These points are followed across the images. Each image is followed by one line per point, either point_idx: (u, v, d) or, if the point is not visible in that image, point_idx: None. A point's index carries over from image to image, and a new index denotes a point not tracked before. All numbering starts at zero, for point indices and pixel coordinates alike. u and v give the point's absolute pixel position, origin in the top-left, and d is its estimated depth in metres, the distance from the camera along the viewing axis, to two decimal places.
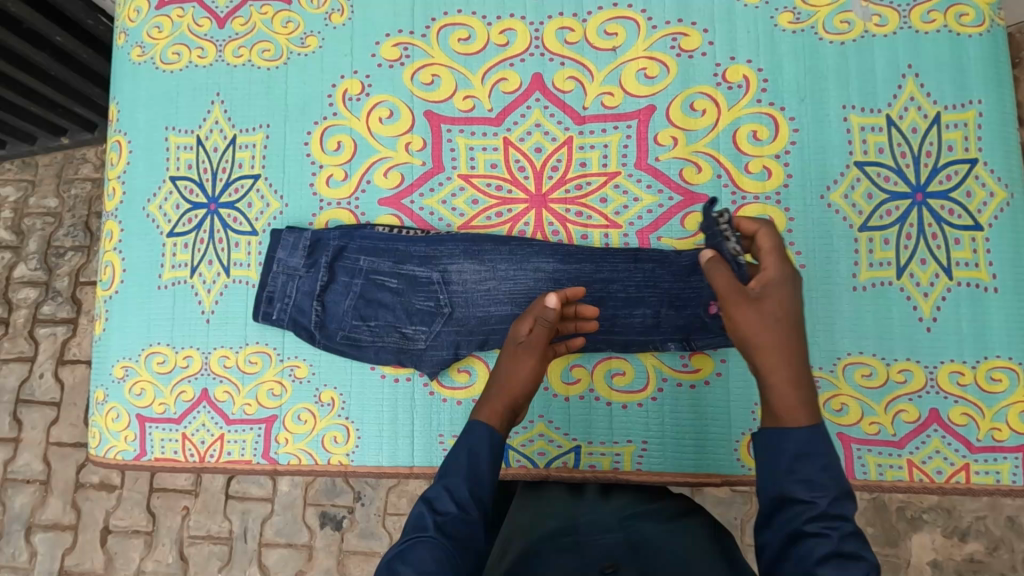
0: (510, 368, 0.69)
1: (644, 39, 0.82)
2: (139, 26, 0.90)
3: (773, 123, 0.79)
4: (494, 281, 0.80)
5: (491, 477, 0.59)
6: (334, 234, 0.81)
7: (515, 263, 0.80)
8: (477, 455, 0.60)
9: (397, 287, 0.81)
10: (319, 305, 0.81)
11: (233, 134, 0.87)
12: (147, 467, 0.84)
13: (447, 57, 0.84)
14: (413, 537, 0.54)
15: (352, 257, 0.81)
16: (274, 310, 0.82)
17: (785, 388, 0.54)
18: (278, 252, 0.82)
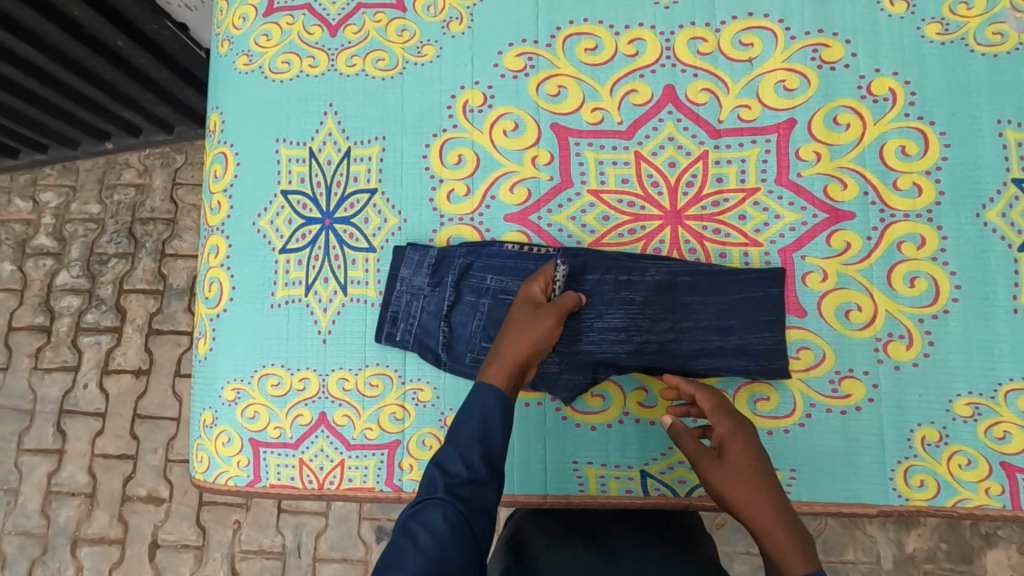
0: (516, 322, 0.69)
1: (783, 50, 0.79)
2: (245, 33, 0.87)
3: (922, 138, 0.75)
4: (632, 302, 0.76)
5: (504, 447, 0.61)
6: (459, 252, 0.79)
7: (656, 284, 0.76)
8: (489, 422, 0.62)
9: None
10: (446, 325, 0.78)
11: (347, 146, 0.84)
12: (261, 494, 0.80)
13: (574, 68, 0.81)
14: (427, 497, 0.57)
15: (478, 275, 0.78)
16: (398, 331, 0.79)
17: (779, 534, 0.59)
18: (401, 270, 0.80)
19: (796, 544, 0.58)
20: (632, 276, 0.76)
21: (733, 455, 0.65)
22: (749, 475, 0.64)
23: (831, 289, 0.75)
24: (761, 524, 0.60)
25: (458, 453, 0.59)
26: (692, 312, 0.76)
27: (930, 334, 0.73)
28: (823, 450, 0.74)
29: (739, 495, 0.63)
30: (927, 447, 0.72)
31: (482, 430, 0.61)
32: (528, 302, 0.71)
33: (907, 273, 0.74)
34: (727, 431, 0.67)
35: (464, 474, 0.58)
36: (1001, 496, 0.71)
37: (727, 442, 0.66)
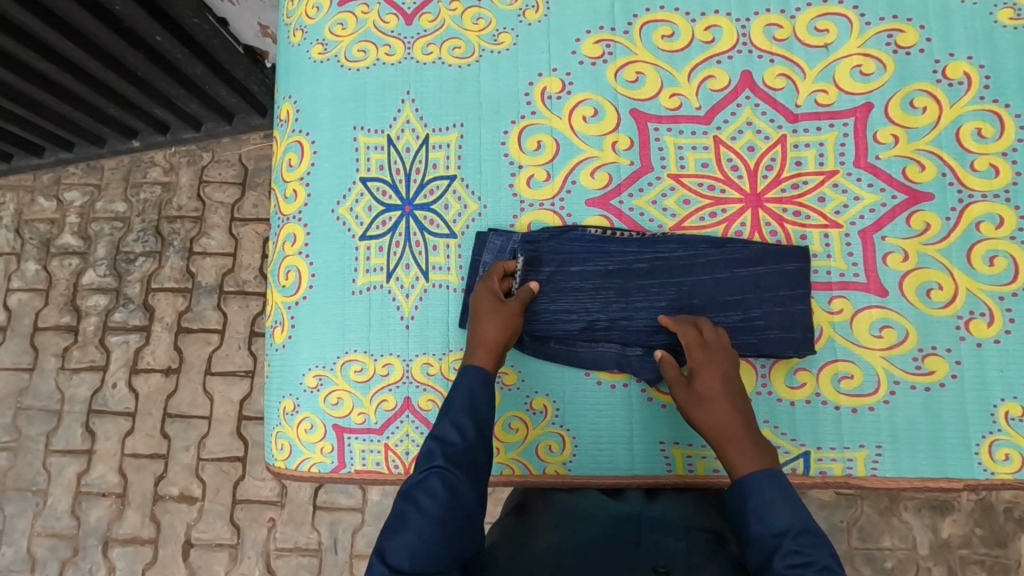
0: (478, 311, 0.74)
1: (858, 36, 0.80)
2: (319, 23, 0.88)
3: (997, 120, 0.77)
4: (713, 285, 0.78)
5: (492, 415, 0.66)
6: (544, 238, 0.80)
7: (738, 266, 0.77)
8: (476, 397, 0.67)
9: (609, 296, 0.79)
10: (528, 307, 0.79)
11: (425, 133, 0.84)
12: (347, 480, 0.81)
13: (651, 55, 0.82)
14: (425, 466, 0.62)
15: (558, 260, 0.79)
16: None
17: (736, 449, 0.65)
18: (484, 255, 0.81)
19: (751, 454, 0.64)
20: (716, 262, 0.78)
21: (705, 379, 0.69)
22: (718, 398, 0.68)
23: (912, 269, 0.77)
24: (727, 440, 0.66)
25: (453, 424, 0.64)
26: (776, 293, 0.77)
27: (1010, 311, 0.75)
28: (908, 426, 0.75)
29: (707, 415, 0.67)
30: (1010, 422, 0.74)
31: (471, 401, 0.66)
32: (491, 294, 0.75)
33: (986, 252, 0.76)
34: (701, 359, 0.70)
35: (458, 442, 0.63)
36: None
37: (699, 369, 0.70)
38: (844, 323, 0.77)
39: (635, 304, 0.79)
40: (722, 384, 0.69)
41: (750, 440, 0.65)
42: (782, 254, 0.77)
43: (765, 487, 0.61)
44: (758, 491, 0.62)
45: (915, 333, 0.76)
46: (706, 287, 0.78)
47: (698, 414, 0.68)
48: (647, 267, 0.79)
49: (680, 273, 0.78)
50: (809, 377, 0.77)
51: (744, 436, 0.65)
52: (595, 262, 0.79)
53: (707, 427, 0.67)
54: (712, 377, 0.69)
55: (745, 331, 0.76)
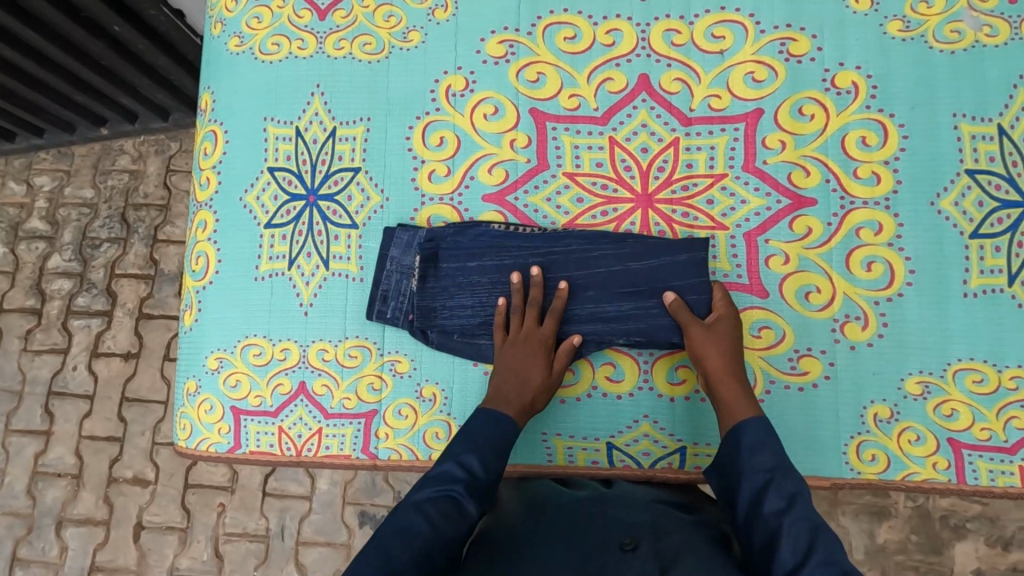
0: (529, 372, 0.76)
1: (752, 43, 0.82)
2: (238, 16, 0.90)
3: (881, 129, 0.79)
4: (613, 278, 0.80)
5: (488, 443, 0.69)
6: (448, 232, 0.82)
7: (634, 260, 0.79)
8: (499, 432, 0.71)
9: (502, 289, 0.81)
10: (429, 302, 0.81)
11: (333, 126, 0.87)
12: (242, 460, 0.83)
13: (553, 56, 0.85)
14: (443, 489, 0.65)
15: (460, 256, 0.81)
16: (388, 309, 0.82)
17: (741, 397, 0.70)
18: (391, 250, 0.83)
19: (748, 400, 0.70)
20: (611, 255, 0.80)
21: (724, 327, 0.75)
22: (729, 349, 0.74)
23: (792, 271, 0.79)
24: (733, 392, 0.71)
25: (480, 459, 0.68)
26: (679, 282, 0.78)
27: (884, 316, 0.77)
28: (782, 425, 0.77)
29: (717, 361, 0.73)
30: (879, 423, 0.76)
31: (503, 447, 0.70)
32: (540, 349, 0.77)
33: (864, 257, 0.78)
34: (725, 313, 0.76)
35: (484, 478, 0.67)
36: (948, 471, 0.74)
37: (720, 319, 0.75)
38: None
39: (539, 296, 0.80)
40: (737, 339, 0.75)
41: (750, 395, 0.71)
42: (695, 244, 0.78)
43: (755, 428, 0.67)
44: (749, 433, 0.67)
45: (792, 334, 0.78)
46: (600, 280, 0.80)
47: (706, 354, 0.73)
48: (545, 261, 0.80)
49: (579, 267, 0.80)
50: (689, 374, 0.79)
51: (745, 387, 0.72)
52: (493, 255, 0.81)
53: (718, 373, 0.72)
54: (732, 330, 0.75)
55: (643, 317, 0.79)
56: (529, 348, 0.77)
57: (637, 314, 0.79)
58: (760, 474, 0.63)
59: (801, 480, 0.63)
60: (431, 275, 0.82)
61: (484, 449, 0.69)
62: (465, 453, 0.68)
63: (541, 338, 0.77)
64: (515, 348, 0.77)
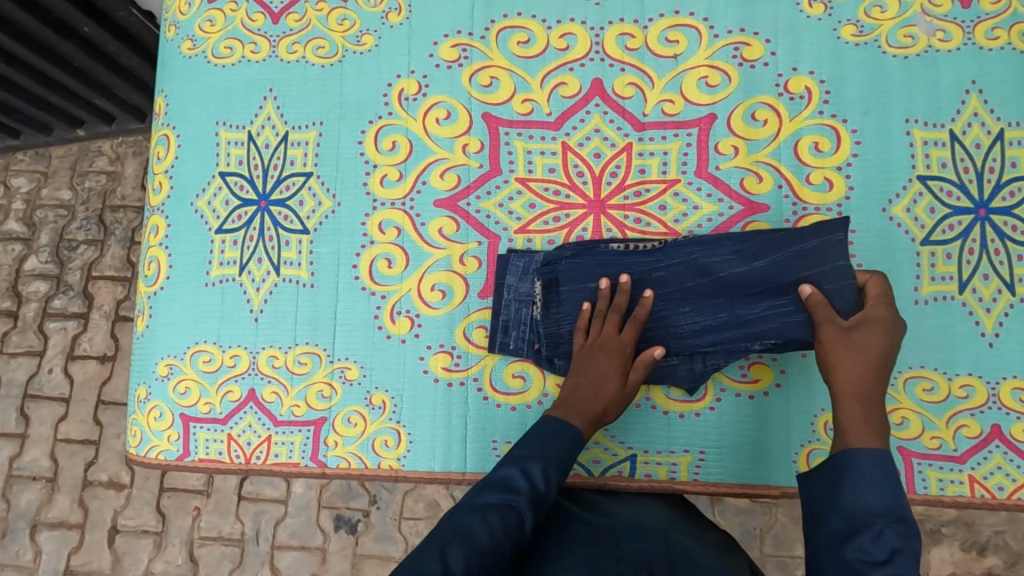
0: (600, 379, 0.71)
1: (706, 48, 0.82)
2: (191, 19, 0.89)
3: (835, 135, 0.78)
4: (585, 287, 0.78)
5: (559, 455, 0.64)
6: (567, 251, 0.78)
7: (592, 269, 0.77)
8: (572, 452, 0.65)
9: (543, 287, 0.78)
10: (555, 329, 0.78)
11: (285, 131, 0.86)
12: (190, 468, 0.82)
13: (507, 60, 0.84)
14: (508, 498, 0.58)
15: (578, 277, 0.77)
16: (511, 340, 0.78)
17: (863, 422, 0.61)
18: (508, 278, 0.79)
19: (869, 426, 0.61)
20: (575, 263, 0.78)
21: (875, 339, 0.66)
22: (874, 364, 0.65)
23: None
24: (858, 417, 0.62)
25: (543, 468, 0.61)
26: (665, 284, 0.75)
27: None
28: (731, 432, 0.77)
29: (854, 376, 0.64)
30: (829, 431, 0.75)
31: (566, 461, 0.64)
32: (619, 356, 0.72)
33: None
34: (875, 318, 0.67)
35: (546, 489, 0.60)
36: (898, 480, 0.73)
37: (869, 325, 0.67)
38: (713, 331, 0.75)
39: (666, 312, 0.75)
40: (880, 352, 0.65)
41: (876, 421, 0.62)
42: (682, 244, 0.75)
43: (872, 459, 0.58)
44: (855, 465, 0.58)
45: None
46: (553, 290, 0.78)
47: (836, 362, 0.65)
48: (667, 275, 0.75)
49: (701, 275, 0.74)
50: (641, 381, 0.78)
51: (874, 411, 0.62)
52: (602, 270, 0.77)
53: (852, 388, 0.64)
54: (877, 340, 0.66)
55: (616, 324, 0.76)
56: (609, 358, 0.72)
57: (768, 316, 0.72)
58: (857, 517, 0.55)
59: (909, 534, 0.53)
60: (551, 303, 0.78)
61: (553, 460, 0.63)
62: (529, 460, 0.62)
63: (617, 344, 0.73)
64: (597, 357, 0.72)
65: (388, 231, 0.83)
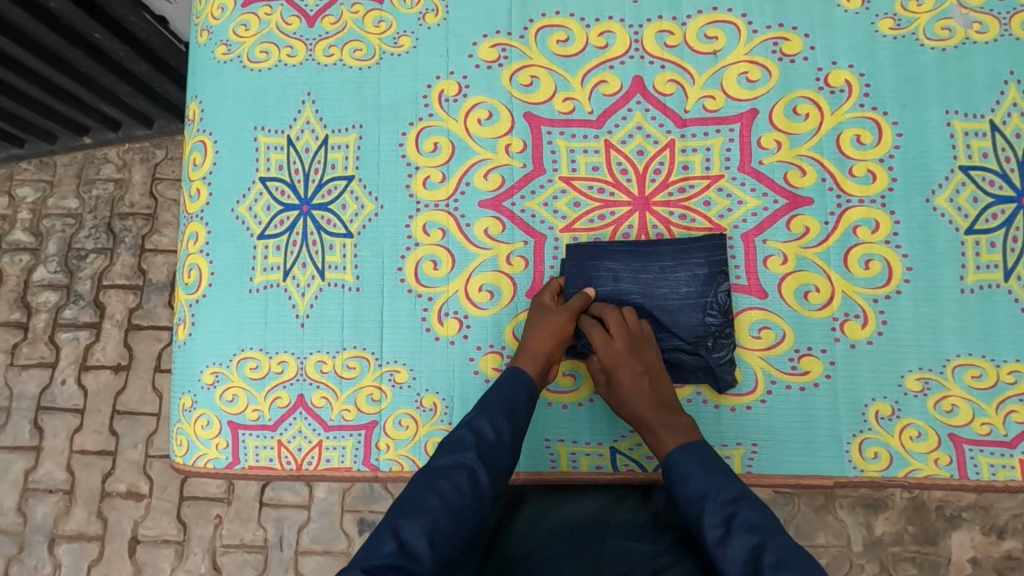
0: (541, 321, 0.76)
1: (745, 43, 0.82)
2: (223, 24, 0.89)
3: (876, 127, 0.79)
4: (650, 282, 0.79)
5: (507, 410, 0.69)
6: (629, 249, 0.79)
7: (645, 265, 0.79)
8: (517, 402, 0.70)
9: (615, 276, 0.79)
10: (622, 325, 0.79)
11: (325, 134, 0.86)
12: (240, 475, 0.82)
13: (546, 59, 0.84)
14: (457, 457, 0.64)
15: (636, 274, 0.79)
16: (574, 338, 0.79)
17: (662, 433, 0.70)
18: (573, 272, 0.80)
19: (664, 431, 0.70)
20: (632, 257, 0.79)
21: (623, 377, 0.73)
22: (641, 391, 0.72)
23: (791, 272, 0.79)
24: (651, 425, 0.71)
25: (490, 421, 0.68)
26: (699, 281, 0.78)
27: (883, 313, 0.77)
28: (783, 425, 0.77)
29: (629, 409, 0.73)
30: (880, 421, 0.76)
31: (514, 407, 0.70)
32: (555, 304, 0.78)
33: (862, 256, 0.78)
34: (608, 358, 0.73)
35: (495, 440, 0.67)
36: (950, 466, 0.74)
37: (615, 366, 0.73)
38: (762, 324, 0.78)
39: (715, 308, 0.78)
40: (623, 381, 0.73)
41: (674, 424, 0.71)
42: (690, 249, 0.79)
43: (687, 457, 0.67)
44: (677, 464, 0.67)
45: (791, 334, 0.78)
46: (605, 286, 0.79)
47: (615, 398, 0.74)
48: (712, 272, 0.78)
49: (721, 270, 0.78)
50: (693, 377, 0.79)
51: (669, 421, 0.71)
52: (673, 258, 0.79)
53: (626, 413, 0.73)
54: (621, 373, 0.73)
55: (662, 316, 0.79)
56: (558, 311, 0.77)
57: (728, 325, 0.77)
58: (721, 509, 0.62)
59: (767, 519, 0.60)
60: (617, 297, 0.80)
61: (497, 414, 0.68)
62: (477, 418, 0.68)
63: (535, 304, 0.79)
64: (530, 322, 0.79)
65: (433, 233, 0.83)
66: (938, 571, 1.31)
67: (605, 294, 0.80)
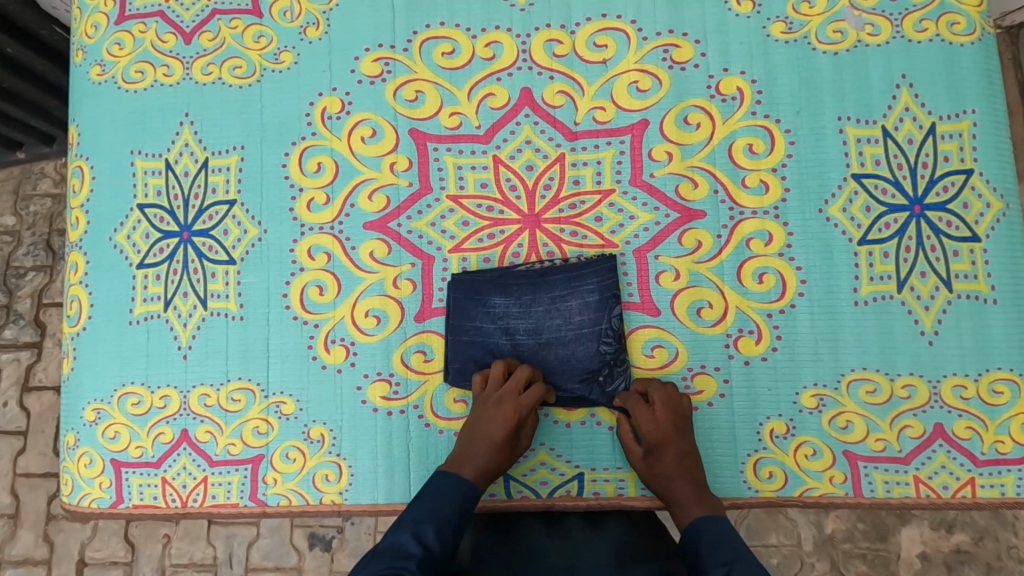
0: (490, 425, 0.71)
1: (635, 52, 0.79)
2: (98, 43, 0.85)
3: (768, 136, 0.77)
4: (540, 313, 0.77)
5: (454, 518, 0.68)
6: (519, 278, 0.77)
7: (535, 297, 0.77)
8: (462, 512, 0.69)
9: (505, 310, 0.77)
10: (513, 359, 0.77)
11: (205, 157, 0.82)
12: (124, 515, 0.79)
13: (431, 72, 0.81)
14: (396, 562, 0.62)
15: (526, 305, 0.77)
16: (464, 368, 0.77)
17: (692, 502, 0.70)
18: (462, 305, 0.77)
19: (693, 500, 0.70)
20: (520, 288, 0.77)
21: (661, 458, 0.71)
22: (678, 472, 0.71)
23: (684, 287, 0.76)
24: (681, 500, 0.70)
25: (436, 530, 0.66)
26: (590, 311, 0.76)
27: (778, 329, 0.75)
28: None
29: (660, 483, 0.71)
30: (775, 440, 0.74)
31: (460, 518, 0.68)
32: (507, 397, 0.72)
33: (756, 269, 0.76)
34: (666, 432, 0.71)
35: (439, 549, 0.65)
36: (845, 484, 0.72)
37: (658, 445, 0.71)
38: (654, 343, 0.76)
39: (606, 338, 0.75)
40: (670, 458, 0.71)
41: (705, 493, 0.70)
42: (583, 275, 0.76)
43: (714, 531, 0.66)
44: (705, 533, 0.67)
45: (686, 352, 0.76)
46: (494, 318, 0.77)
47: (647, 466, 0.72)
48: (602, 301, 0.76)
49: (613, 299, 0.76)
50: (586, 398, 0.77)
51: (702, 491, 0.70)
52: (566, 286, 0.76)
53: (656, 486, 0.71)
54: (671, 447, 0.71)
55: (552, 347, 0.77)
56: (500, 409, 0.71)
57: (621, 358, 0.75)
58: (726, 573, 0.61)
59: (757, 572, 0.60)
60: (507, 330, 0.78)
61: (444, 520, 0.67)
62: (422, 522, 0.66)
63: (515, 395, 0.72)
64: (486, 411, 0.72)
65: (318, 257, 0.80)
66: (889, 568, 1.27)
67: (496, 329, 0.78)
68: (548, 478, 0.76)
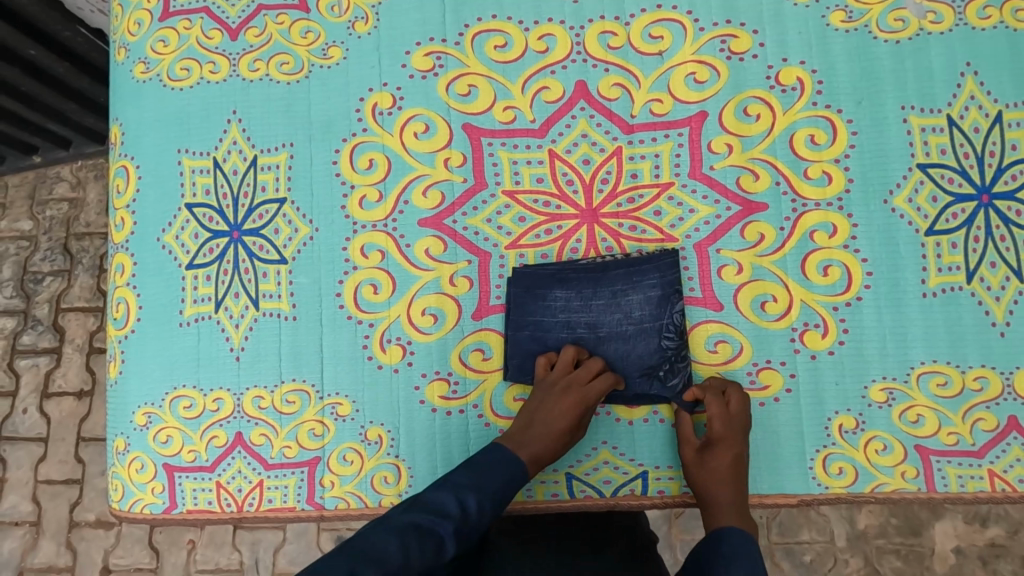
0: (552, 410, 0.70)
1: (692, 43, 0.78)
2: (142, 40, 0.83)
3: (830, 126, 0.76)
4: (600, 307, 0.76)
5: (497, 492, 0.66)
6: (580, 273, 0.76)
7: (595, 291, 0.76)
8: (505, 485, 0.67)
9: (565, 303, 0.76)
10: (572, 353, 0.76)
11: (253, 155, 0.81)
12: (179, 521, 0.77)
13: (484, 66, 0.79)
14: (433, 520, 0.61)
15: (585, 299, 0.76)
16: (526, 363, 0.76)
17: (727, 510, 0.69)
18: (523, 299, 0.76)
19: (730, 508, 0.70)
20: (581, 282, 0.76)
21: (717, 456, 0.70)
22: (727, 474, 0.70)
23: (746, 282, 0.75)
24: (718, 503, 0.70)
25: (477, 500, 0.64)
26: (652, 306, 0.75)
27: (844, 322, 0.74)
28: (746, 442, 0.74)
29: (707, 482, 0.70)
30: (845, 435, 0.72)
31: (503, 492, 0.66)
32: (575, 384, 0.72)
33: (820, 262, 0.74)
34: (726, 435, 0.70)
35: (475, 521, 0.63)
36: (917, 480, 0.71)
37: (717, 442, 0.70)
38: (716, 339, 0.75)
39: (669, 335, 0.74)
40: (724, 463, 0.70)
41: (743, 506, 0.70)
42: (644, 269, 0.75)
43: (739, 542, 0.66)
44: (729, 541, 0.66)
45: (751, 347, 0.75)
46: (553, 313, 0.76)
47: (697, 466, 0.71)
48: (663, 296, 0.74)
49: (675, 296, 0.74)
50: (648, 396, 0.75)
51: (740, 503, 0.70)
52: (626, 281, 0.75)
53: (699, 484, 0.71)
54: (729, 451, 0.70)
55: (613, 342, 0.76)
56: (564, 394, 0.71)
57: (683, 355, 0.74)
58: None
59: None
60: (568, 324, 0.77)
61: (486, 492, 0.65)
62: (465, 490, 0.64)
63: (582, 383, 0.72)
64: (550, 395, 0.71)
65: (371, 255, 0.78)
66: (924, 564, 1.25)
67: (556, 323, 0.77)
68: (612, 478, 0.75)
